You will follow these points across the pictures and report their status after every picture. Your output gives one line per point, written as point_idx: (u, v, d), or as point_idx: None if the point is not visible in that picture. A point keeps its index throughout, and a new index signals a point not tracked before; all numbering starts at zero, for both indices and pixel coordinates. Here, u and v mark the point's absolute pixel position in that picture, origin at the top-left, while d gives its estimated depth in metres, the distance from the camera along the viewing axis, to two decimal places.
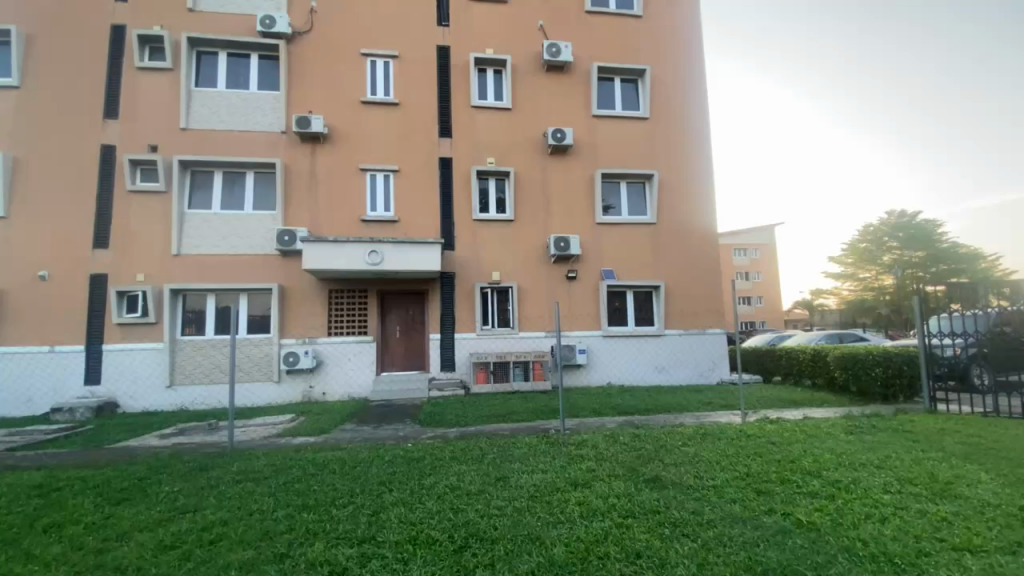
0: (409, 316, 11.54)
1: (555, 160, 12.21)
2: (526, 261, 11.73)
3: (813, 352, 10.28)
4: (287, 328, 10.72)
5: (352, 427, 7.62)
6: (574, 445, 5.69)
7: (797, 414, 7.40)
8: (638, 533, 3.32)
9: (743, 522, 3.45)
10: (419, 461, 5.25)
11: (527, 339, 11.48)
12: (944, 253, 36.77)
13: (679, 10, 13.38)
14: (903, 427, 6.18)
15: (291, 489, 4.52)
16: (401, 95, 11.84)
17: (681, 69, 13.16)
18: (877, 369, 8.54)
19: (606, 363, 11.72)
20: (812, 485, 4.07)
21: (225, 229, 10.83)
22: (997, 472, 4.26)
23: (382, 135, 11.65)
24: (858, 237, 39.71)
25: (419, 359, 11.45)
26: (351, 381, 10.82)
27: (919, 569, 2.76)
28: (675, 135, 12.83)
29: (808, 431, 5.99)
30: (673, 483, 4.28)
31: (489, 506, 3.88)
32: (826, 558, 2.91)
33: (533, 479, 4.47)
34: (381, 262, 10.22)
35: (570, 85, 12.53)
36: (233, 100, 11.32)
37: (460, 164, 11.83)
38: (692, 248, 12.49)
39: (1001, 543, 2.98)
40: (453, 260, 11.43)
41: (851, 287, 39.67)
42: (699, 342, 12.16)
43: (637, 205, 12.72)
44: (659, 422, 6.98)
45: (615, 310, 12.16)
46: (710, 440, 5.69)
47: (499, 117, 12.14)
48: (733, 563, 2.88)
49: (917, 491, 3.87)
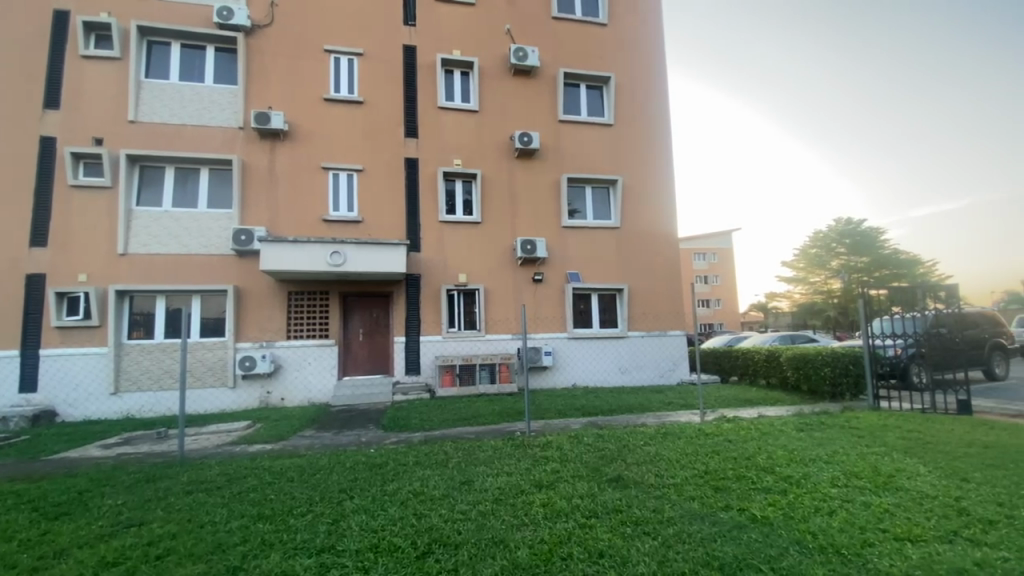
0: (372, 319, 11.31)
1: (522, 163, 12.27)
2: (492, 263, 11.72)
3: (767, 351, 10.70)
4: (243, 331, 10.32)
5: (312, 434, 7.39)
6: (540, 446, 5.71)
7: (751, 413, 7.61)
8: (601, 533, 3.36)
9: (702, 518, 3.54)
10: (382, 466, 5.14)
11: (493, 341, 11.46)
12: (886, 259, 39.04)
13: (642, 20, 13.73)
14: (850, 423, 6.51)
15: (246, 499, 4.33)
16: (366, 93, 11.63)
17: (644, 77, 13.50)
18: (825, 369, 8.94)
19: (571, 365, 11.83)
20: (766, 480, 4.23)
21: (177, 227, 10.33)
22: (934, 465, 4.55)
23: (346, 134, 11.41)
24: (809, 243, 41.72)
25: (382, 363, 11.23)
26: (311, 385, 10.51)
27: (864, 558, 2.91)
28: (638, 142, 13.14)
29: (762, 429, 6.23)
30: (635, 482, 4.35)
31: (453, 511, 3.83)
32: (778, 551, 3.02)
33: (498, 481, 4.46)
34: (344, 262, 9.95)
35: (537, 89, 12.64)
36: (187, 93, 10.84)
37: (427, 165, 11.72)
38: (655, 252, 12.80)
39: (939, 532, 3.18)
40: (419, 262, 11.30)
41: (802, 291, 41.76)
42: (660, 343, 12.44)
43: (602, 209, 12.94)
44: (622, 423, 7.09)
45: (580, 313, 12.31)
46: (670, 439, 5.82)
47: (466, 119, 12.10)
48: (693, 559, 2.95)
49: (862, 484, 4.09)
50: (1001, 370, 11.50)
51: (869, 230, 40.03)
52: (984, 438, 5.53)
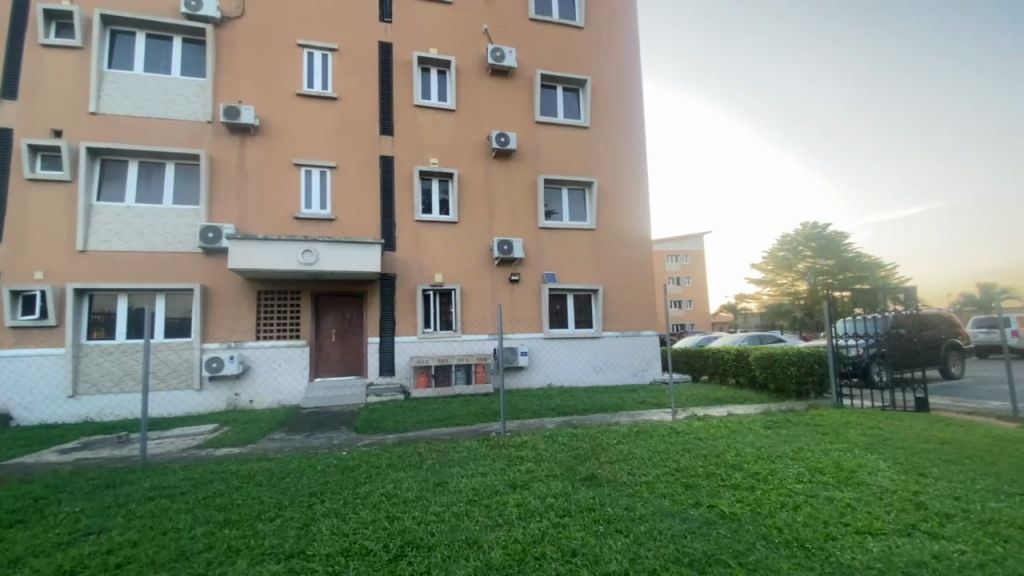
0: (345, 319, 11.12)
1: (499, 163, 12.26)
2: (468, 263, 11.66)
3: (737, 352, 10.96)
4: (210, 331, 10.01)
5: (282, 437, 7.21)
6: (514, 446, 5.70)
7: (721, 409, 7.97)
8: (574, 532, 3.37)
9: (672, 515, 3.60)
10: (354, 469, 5.05)
11: (468, 342, 11.41)
12: (849, 262, 40.49)
13: (618, 24, 13.90)
14: (814, 421, 6.71)
15: (212, 504, 4.20)
16: (341, 90, 11.44)
17: (620, 81, 13.67)
18: (791, 368, 9.21)
19: (547, 365, 11.87)
20: (734, 477, 4.32)
21: (141, 224, 9.95)
22: (892, 461, 4.73)
23: (320, 130, 11.20)
24: (777, 246, 42.98)
25: (355, 364, 11.05)
26: (281, 387, 10.27)
27: (826, 552, 3.00)
28: (614, 144, 13.30)
29: (731, 427, 6.37)
30: (608, 481, 4.39)
31: (426, 513, 3.79)
32: (746, 546, 3.09)
33: (472, 482, 4.43)
34: (315, 261, 9.74)
35: (514, 90, 12.65)
36: (152, 85, 10.46)
37: (403, 164, 11.60)
38: (629, 254, 12.97)
39: (897, 525, 3.30)
40: (394, 261, 11.17)
41: (770, 292, 43.07)
42: (634, 343, 12.61)
43: (578, 210, 13.04)
44: (596, 422, 7.15)
45: (555, 313, 12.37)
46: (642, 438, 5.89)
47: (443, 118, 12.03)
48: (663, 556, 2.99)
49: (825, 480, 4.22)
50: (956, 369, 12.03)
51: (833, 234, 41.42)
52: (940, 435, 5.78)
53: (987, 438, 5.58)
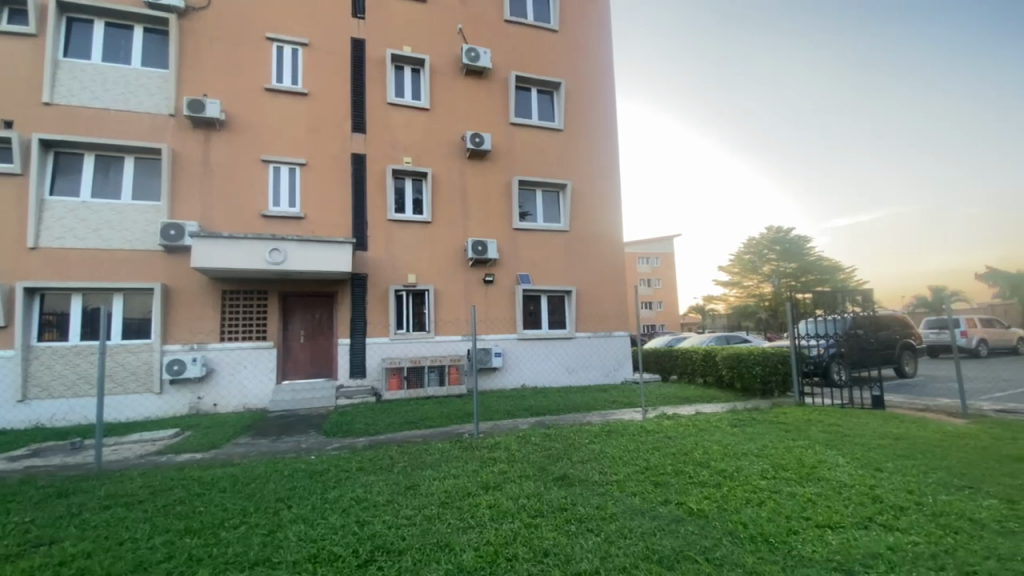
0: (314, 320, 10.89)
1: (473, 164, 12.22)
2: (441, 264, 11.58)
3: (704, 352, 11.23)
4: (171, 332, 9.65)
5: (247, 442, 6.99)
6: (487, 448, 5.67)
7: (689, 409, 8.04)
8: (545, 532, 3.38)
9: (642, 514, 3.64)
10: (323, 474, 4.94)
11: (441, 343, 11.32)
12: (811, 265, 41.98)
13: (591, 28, 14.07)
14: (778, 419, 6.93)
15: (172, 513, 4.03)
16: (312, 85, 11.20)
17: (593, 84, 13.83)
18: (757, 367, 9.51)
19: (521, 365, 11.89)
20: (702, 475, 4.42)
21: (97, 220, 9.51)
22: (851, 456, 4.92)
23: (290, 127, 10.94)
24: (743, 249, 44.25)
25: (324, 366, 10.83)
26: (247, 390, 9.96)
27: (788, 545, 3.10)
28: (587, 147, 13.44)
29: (699, 425, 6.52)
30: (580, 480, 4.42)
31: (397, 517, 3.74)
32: (713, 542, 3.16)
33: (444, 485, 4.39)
34: (283, 261, 9.50)
35: (488, 90, 12.63)
36: (111, 75, 10.01)
37: (375, 163, 11.43)
38: (602, 255, 13.12)
39: (855, 519, 3.43)
40: (366, 261, 10.99)
41: (737, 294, 44.36)
42: (606, 343, 12.77)
43: (552, 211, 13.12)
44: (568, 422, 7.21)
45: (529, 314, 12.40)
46: (613, 437, 5.96)
47: (417, 117, 11.91)
48: (634, 554, 3.03)
49: (788, 475, 4.36)
50: (910, 369, 12.60)
51: (797, 238, 42.86)
52: (894, 431, 6.04)
53: (938, 434, 5.87)
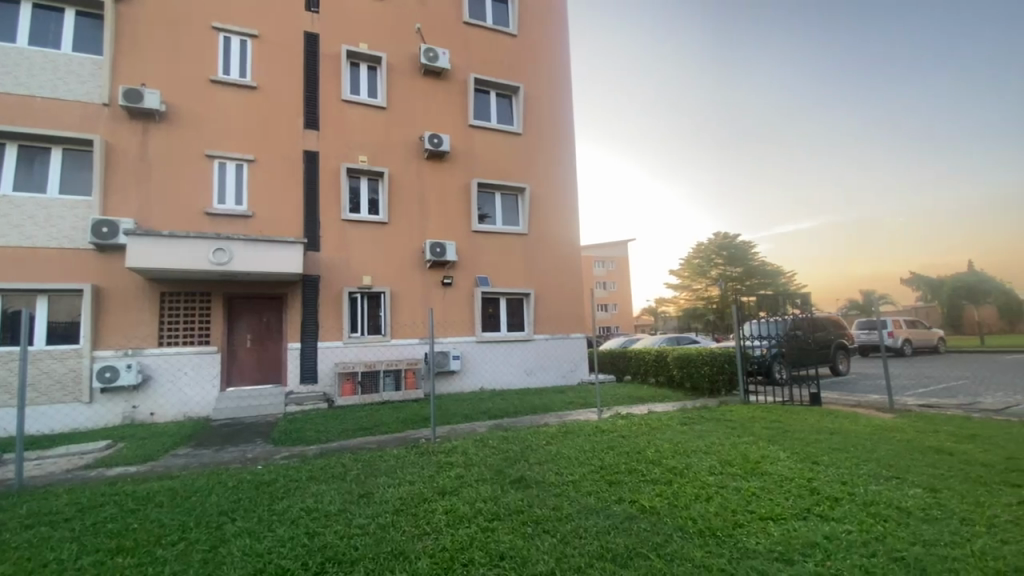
0: (262, 324, 10.44)
1: (431, 165, 12.09)
2: (398, 266, 11.37)
3: (656, 353, 11.57)
4: (102, 337, 8.98)
5: (188, 452, 6.60)
6: (443, 452, 5.61)
7: (642, 409, 8.25)
8: (502, 535, 3.37)
9: (597, 513, 3.69)
10: (271, 484, 4.72)
11: (397, 346, 11.11)
12: (756, 270, 44.10)
13: (549, 35, 14.27)
14: (725, 416, 7.21)
15: (102, 531, 3.73)
16: (262, 79, 10.78)
17: (551, 89, 14.01)
18: (705, 367, 9.89)
19: (479, 368, 11.83)
20: (653, 472, 4.54)
21: (18, 215, 8.74)
22: (792, 451, 5.17)
23: (237, 121, 10.46)
24: (693, 254, 46.09)
25: (273, 371, 10.39)
26: (188, 398, 9.42)
27: (734, 538, 3.22)
28: (545, 151, 13.59)
29: (651, 424, 6.70)
30: (536, 482, 4.44)
31: (349, 527, 3.63)
32: (664, 538, 3.24)
33: (399, 491, 4.30)
34: (229, 261, 9.05)
35: (447, 91, 12.55)
36: (36, 59, 9.25)
37: (329, 161, 11.10)
38: (559, 258, 13.29)
39: (795, 510, 3.61)
40: (319, 262, 10.64)
41: (687, 297, 46.12)
42: (563, 345, 12.92)
43: (510, 214, 13.16)
44: (525, 424, 7.23)
45: (488, 317, 12.37)
46: (570, 438, 6.03)
47: (373, 116, 11.67)
48: (588, 553, 3.06)
49: (734, 471, 4.54)
50: (844, 367, 13.44)
51: (743, 244, 44.96)
52: (830, 426, 6.43)
53: (868, 428, 6.30)
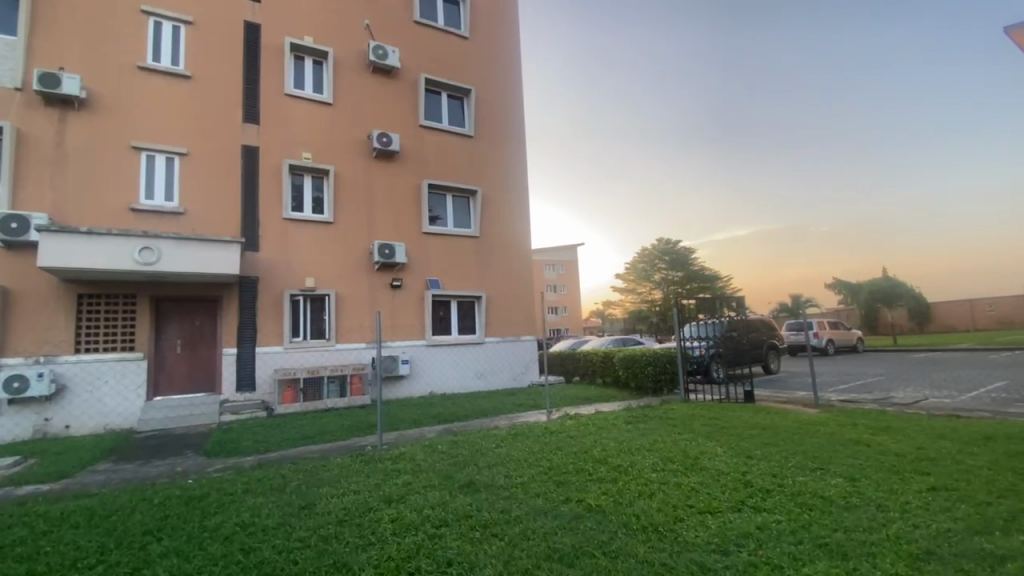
0: (193, 329, 9.80)
1: (379, 164, 11.81)
2: (344, 268, 11.03)
3: (603, 355, 11.87)
4: (8, 343, 8.16)
5: (109, 467, 6.09)
6: (390, 459, 5.48)
7: (589, 409, 8.45)
8: (449, 541, 3.32)
9: (545, 514, 3.73)
10: (203, 499, 4.43)
11: (343, 351, 10.75)
12: (696, 274, 46.25)
13: (501, 39, 14.37)
14: (668, 415, 7.50)
15: (7, 556, 3.37)
16: (197, 69, 10.18)
17: (503, 93, 14.10)
18: (649, 367, 10.27)
19: (428, 372, 11.65)
20: (599, 471, 4.64)
21: None
22: (729, 447, 5.44)
23: (169, 112, 9.81)
24: (637, 258, 47.82)
25: (206, 379, 9.78)
26: (109, 408, 8.69)
27: (674, 532, 3.35)
28: (496, 154, 13.64)
29: (598, 424, 6.85)
30: (485, 485, 4.42)
31: (288, 540, 3.46)
32: (609, 536, 3.32)
33: (342, 502, 4.15)
34: (157, 260, 8.44)
35: (396, 90, 12.32)
36: None
37: (270, 157, 10.62)
38: (510, 262, 13.34)
39: (731, 503, 3.79)
40: (258, 263, 10.14)
41: (632, 299, 47.73)
42: (514, 347, 12.98)
43: (461, 216, 13.07)
44: (475, 427, 7.20)
45: (438, 320, 12.22)
46: (519, 440, 6.06)
47: (319, 112, 11.28)
48: (536, 554, 3.08)
49: (675, 467, 4.72)
50: (775, 365, 14.29)
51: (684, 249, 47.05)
52: (762, 422, 6.83)
53: (796, 423, 6.72)
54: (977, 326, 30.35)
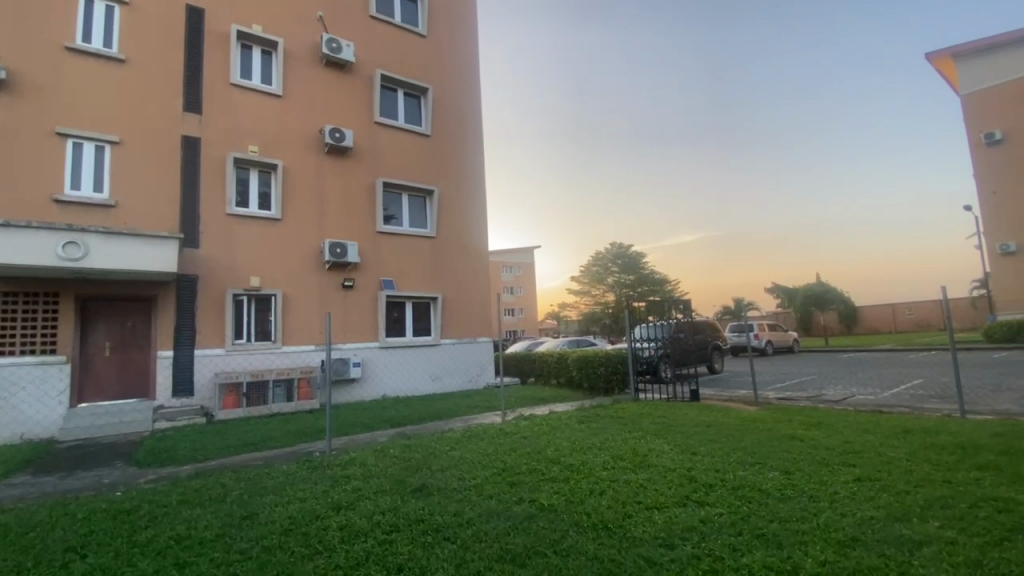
0: (125, 331, 9.16)
1: (332, 161, 11.47)
2: (293, 267, 10.63)
3: (558, 356, 12.04)
4: None
5: (24, 481, 5.57)
6: (339, 465, 5.32)
7: (544, 409, 8.56)
8: (400, 547, 3.26)
9: (497, 515, 3.73)
10: (133, 512, 4.13)
11: (290, 354, 10.34)
12: (647, 277, 47.77)
13: (460, 39, 14.32)
14: (619, 414, 7.71)
15: None
16: (133, 53, 9.54)
17: (461, 93, 14.05)
18: (602, 368, 10.52)
19: (381, 375, 11.41)
20: (551, 471, 4.70)
21: None
22: (675, 444, 5.63)
23: (100, 97, 9.13)
24: (591, 261, 48.89)
25: (138, 384, 9.15)
26: (26, 418, 7.97)
27: (623, 528, 3.44)
28: (454, 154, 13.56)
29: (552, 423, 6.95)
30: (438, 489, 4.38)
31: (228, 553, 3.29)
32: (560, 534, 3.36)
33: (288, 510, 3.99)
34: (84, 256, 7.83)
35: (351, 85, 12.01)
36: None
37: (213, 149, 10.08)
38: (467, 263, 13.28)
39: (677, 498, 3.94)
40: (198, 261, 9.60)
41: (586, 302, 48.75)
42: (470, 349, 12.93)
43: (417, 216, 12.88)
44: (429, 430, 7.12)
45: (393, 322, 11.99)
46: (474, 442, 6.04)
47: (267, 104, 10.82)
48: (488, 556, 3.08)
49: (624, 465, 4.85)
50: (719, 365, 14.98)
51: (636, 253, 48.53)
52: (707, 419, 7.14)
53: (737, 420, 7.08)
54: (898, 327, 32.97)
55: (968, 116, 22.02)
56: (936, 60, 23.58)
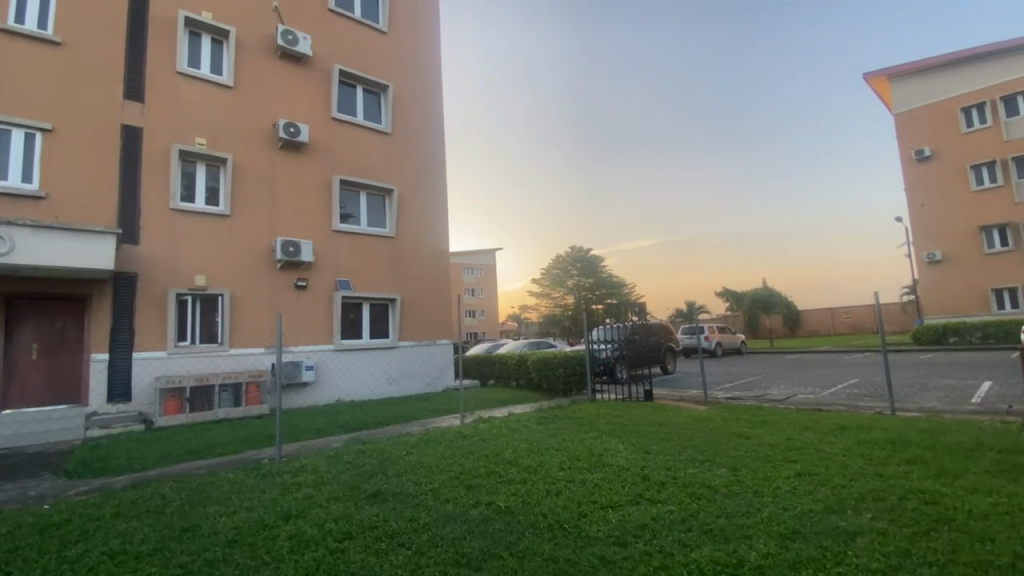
0: (54, 332, 8.53)
1: (286, 156, 11.08)
2: (242, 266, 10.19)
3: (517, 357, 12.07)
4: None
5: None
6: (290, 472, 5.13)
7: (502, 411, 8.58)
8: (353, 554, 3.18)
9: (454, 519, 3.71)
10: (61, 526, 3.84)
11: (238, 357, 9.91)
12: (605, 281, 48.82)
13: (421, 37, 14.18)
14: (576, 414, 7.82)
15: None
16: (69, 34, 8.91)
17: (422, 92, 13.90)
18: (559, 369, 10.64)
19: (335, 378, 11.11)
20: (508, 473, 4.71)
21: None
22: (630, 444, 5.76)
23: (29, 80, 8.47)
24: (551, 264, 49.51)
25: (69, 389, 8.53)
26: None
27: (578, 528, 3.48)
28: (414, 153, 13.39)
29: (510, 425, 6.97)
30: (394, 494, 4.30)
31: (166, 567, 3.11)
32: (516, 536, 3.37)
33: (234, 520, 3.82)
34: (9, 251, 7.28)
35: (307, 79, 11.65)
36: None
37: (157, 140, 9.54)
38: (426, 264, 13.12)
39: (630, 497, 4.03)
40: (138, 258, 9.05)
41: (546, 304, 49.27)
42: (428, 352, 12.78)
43: (375, 215, 12.64)
44: (385, 435, 6.98)
45: (348, 322, 11.70)
46: (431, 446, 5.97)
47: (217, 95, 10.35)
48: (443, 561, 3.05)
49: (580, 465, 4.91)
50: (672, 365, 15.46)
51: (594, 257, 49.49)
52: (660, 419, 7.35)
53: (688, 419, 7.33)
54: (837, 330, 35.10)
55: (900, 133, 23.78)
56: (872, 80, 25.49)
